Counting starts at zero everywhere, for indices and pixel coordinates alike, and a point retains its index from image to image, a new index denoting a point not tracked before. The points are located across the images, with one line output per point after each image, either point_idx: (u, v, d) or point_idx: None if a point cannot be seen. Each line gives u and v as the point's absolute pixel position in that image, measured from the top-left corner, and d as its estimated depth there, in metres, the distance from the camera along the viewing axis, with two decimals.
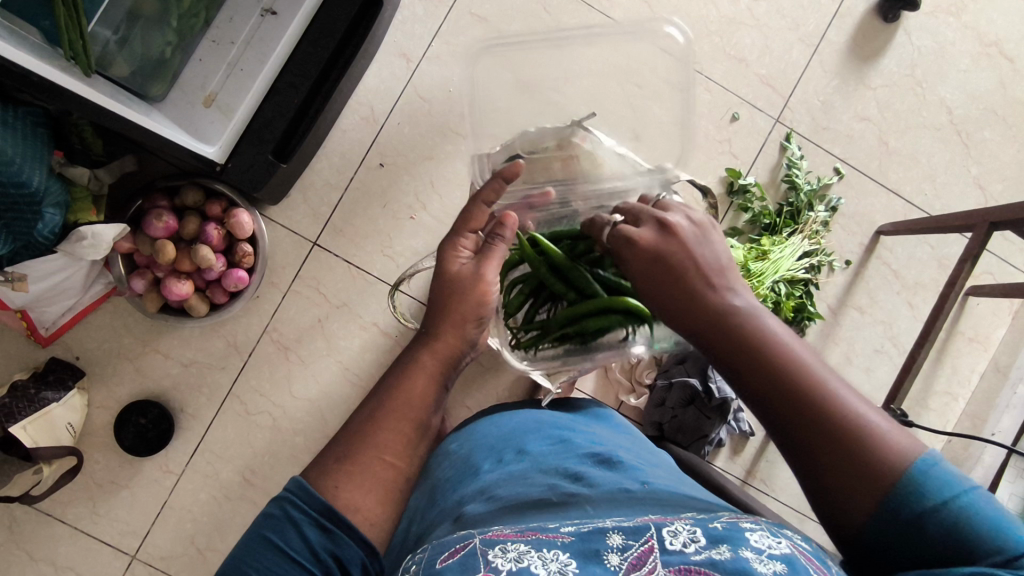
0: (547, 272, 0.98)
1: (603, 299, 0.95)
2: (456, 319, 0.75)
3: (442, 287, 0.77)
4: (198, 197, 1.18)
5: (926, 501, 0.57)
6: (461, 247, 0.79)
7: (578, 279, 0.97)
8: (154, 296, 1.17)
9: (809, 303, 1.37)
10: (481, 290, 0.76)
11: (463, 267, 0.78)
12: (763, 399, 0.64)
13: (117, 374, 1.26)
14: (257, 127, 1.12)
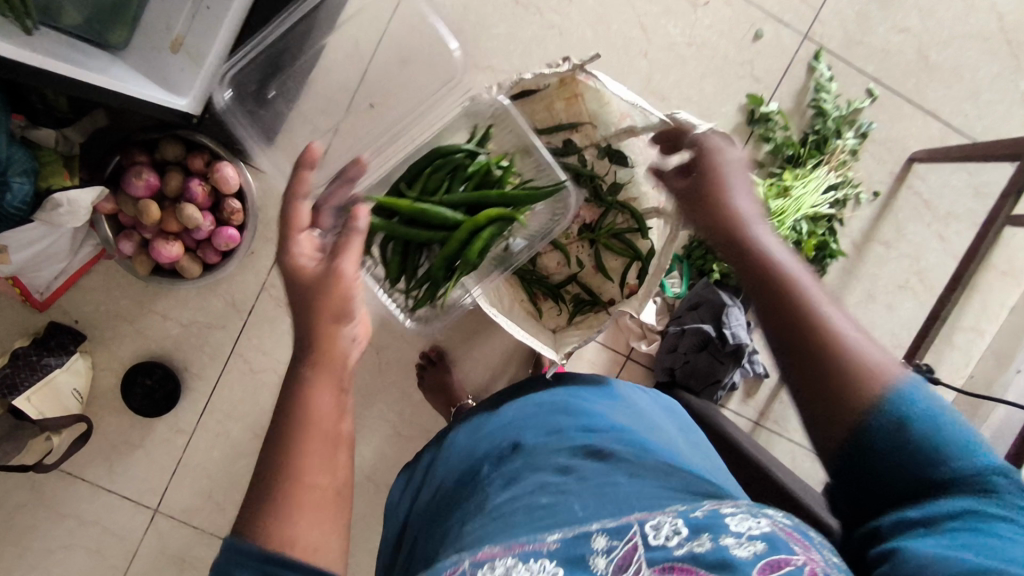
0: (401, 226, 0.93)
1: (466, 223, 0.93)
2: (327, 323, 0.63)
3: (299, 297, 0.65)
4: (177, 151, 1.11)
5: (903, 426, 0.58)
6: (304, 251, 0.67)
7: (435, 216, 0.93)
8: (142, 259, 1.12)
9: (832, 240, 1.29)
10: (341, 279, 0.64)
11: (310, 262, 0.67)
12: (766, 314, 0.68)
13: (118, 337, 1.24)
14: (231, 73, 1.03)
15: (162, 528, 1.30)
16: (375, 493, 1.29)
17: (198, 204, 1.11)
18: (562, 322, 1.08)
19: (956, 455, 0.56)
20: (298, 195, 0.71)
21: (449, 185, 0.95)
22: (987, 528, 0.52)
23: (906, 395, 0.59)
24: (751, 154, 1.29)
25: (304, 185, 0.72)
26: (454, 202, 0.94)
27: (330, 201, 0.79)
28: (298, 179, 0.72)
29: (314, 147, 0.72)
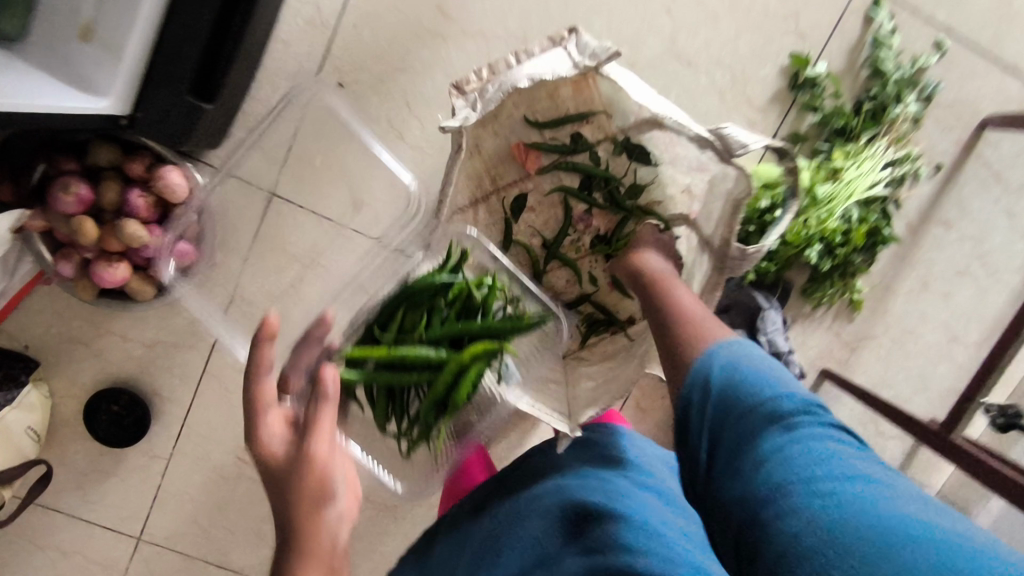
0: (377, 374, 0.78)
1: (452, 363, 0.77)
2: (306, 514, 0.62)
3: (274, 486, 0.64)
4: (111, 155, 0.93)
5: (725, 392, 0.67)
6: (274, 436, 0.65)
7: (415, 355, 0.78)
8: (83, 283, 0.96)
9: (886, 225, 1.11)
10: (314, 465, 0.63)
11: (282, 446, 0.65)
12: (670, 351, 0.74)
13: (74, 361, 1.11)
14: (162, 64, 0.84)
15: (148, 557, 1.21)
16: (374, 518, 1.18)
17: (142, 218, 0.94)
18: (574, 346, 0.94)
19: (766, 402, 0.65)
20: (259, 372, 0.67)
21: (426, 320, 0.81)
22: (797, 461, 0.61)
23: (716, 355, 0.70)
24: (794, 126, 1.09)
25: (265, 362, 0.67)
26: (437, 336, 0.80)
27: (298, 365, 0.75)
28: (253, 360, 0.67)
29: (270, 319, 0.67)
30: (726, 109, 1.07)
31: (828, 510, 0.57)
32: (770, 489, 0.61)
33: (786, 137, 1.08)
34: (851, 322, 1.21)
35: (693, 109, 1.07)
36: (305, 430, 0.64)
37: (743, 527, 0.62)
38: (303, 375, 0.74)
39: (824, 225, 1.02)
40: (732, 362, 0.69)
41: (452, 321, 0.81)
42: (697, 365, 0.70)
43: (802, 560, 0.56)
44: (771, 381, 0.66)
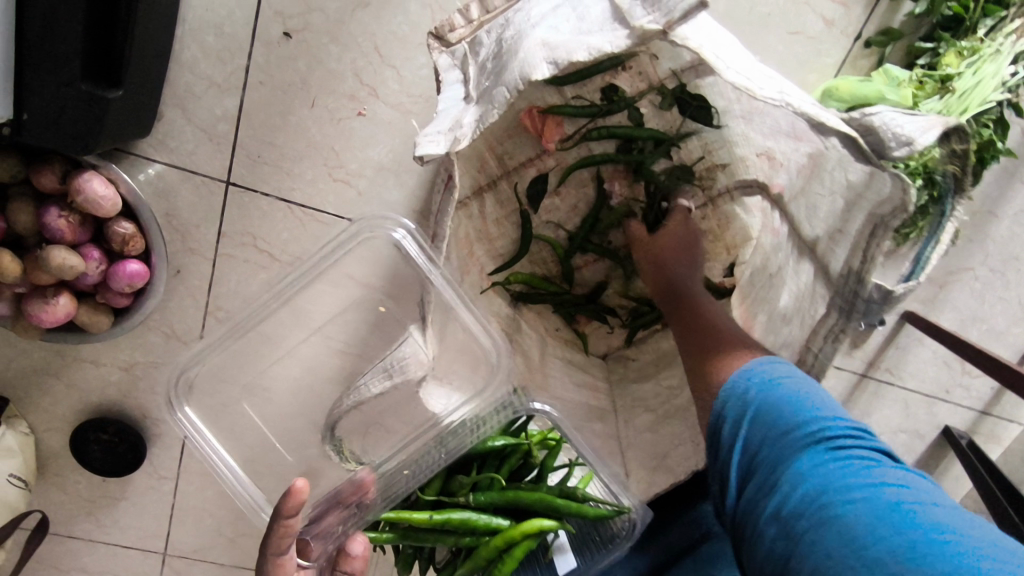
0: (412, 537, 0.74)
1: (500, 537, 0.73)
2: None
3: None
4: (13, 167, 0.73)
5: (764, 420, 0.58)
6: None
7: (455, 523, 0.73)
8: (23, 323, 0.80)
9: (1000, 138, 0.88)
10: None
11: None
12: (701, 374, 0.66)
13: (46, 394, 0.97)
14: (37, 43, 0.63)
15: (179, 569, 1.14)
16: None
17: (71, 241, 0.76)
18: (616, 344, 0.82)
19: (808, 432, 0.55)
20: (279, 551, 0.62)
21: (477, 484, 0.76)
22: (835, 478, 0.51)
23: (757, 379, 0.60)
24: (883, 23, 0.83)
25: (285, 537, 0.61)
26: (490, 505, 0.75)
27: (323, 528, 0.69)
28: (282, 530, 0.61)
29: (297, 492, 0.59)
30: (795, 8, 0.81)
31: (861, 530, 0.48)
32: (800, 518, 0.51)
33: (874, 37, 0.82)
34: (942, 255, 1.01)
35: (750, 15, 0.81)
36: None
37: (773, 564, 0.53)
38: (323, 538, 0.69)
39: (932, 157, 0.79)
40: (768, 385, 0.59)
41: (505, 487, 0.76)
42: (739, 397, 0.60)
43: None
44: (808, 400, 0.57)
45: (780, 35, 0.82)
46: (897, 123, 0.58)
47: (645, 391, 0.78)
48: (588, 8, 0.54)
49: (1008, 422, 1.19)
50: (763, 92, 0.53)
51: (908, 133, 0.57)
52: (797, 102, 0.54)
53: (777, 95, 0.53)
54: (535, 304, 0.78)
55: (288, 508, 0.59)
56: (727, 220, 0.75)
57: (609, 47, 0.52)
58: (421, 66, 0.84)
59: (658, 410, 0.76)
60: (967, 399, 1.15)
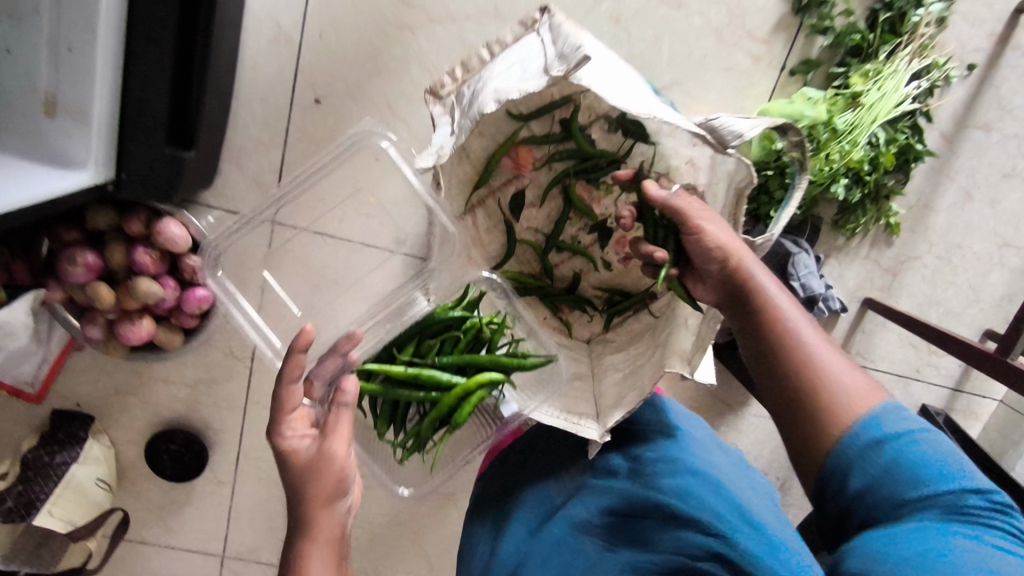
0: (389, 391, 0.83)
1: (458, 387, 0.83)
2: (319, 505, 0.66)
3: (289, 479, 0.67)
4: (110, 218, 0.93)
5: (885, 472, 0.63)
6: (297, 436, 0.69)
7: (426, 377, 0.83)
8: (114, 343, 0.99)
9: (918, 141, 1.03)
10: (336, 460, 0.68)
11: (305, 441, 0.69)
12: (792, 406, 0.69)
13: (125, 410, 1.15)
14: (132, 120, 0.83)
15: (236, 569, 1.29)
16: (437, 504, 1.20)
17: (153, 273, 0.95)
18: (598, 330, 0.93)
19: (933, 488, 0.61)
20: (290, 378, 0.70)
21: (443, 347, 0.86)
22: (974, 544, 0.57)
23: (871, 425, 0.65)
24: (802, 54, 1.00)
25: (297, 365, 0.70)
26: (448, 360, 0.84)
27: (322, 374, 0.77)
28: (294, 358, 0.70)
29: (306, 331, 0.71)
30: (726, 47, 0.99)
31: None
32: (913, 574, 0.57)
33: (797, 66, 0.99)
34: (890, 246, 1.15)
35: (690, 56, 0.99)
36: (327, 429, 0.69)
37: None
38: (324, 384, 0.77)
39: (851, 160, 0.94)
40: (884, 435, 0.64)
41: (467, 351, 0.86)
42: (846, 442, 0.65)
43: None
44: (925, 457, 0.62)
45: (717, 70, 1.00)
46: (733, 123, 0.68)
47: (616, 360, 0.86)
48: (530, 65, 0.70)
49: (982, 398, 1.28)
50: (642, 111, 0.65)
51: (741, 128, 0.67)
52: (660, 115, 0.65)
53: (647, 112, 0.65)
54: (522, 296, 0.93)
55: (302, 343, 0.70)
56: None
57: (531, 87, 0.67)
58: (424, 117, 1.03)
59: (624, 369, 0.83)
60: (937, 377, 1.26)
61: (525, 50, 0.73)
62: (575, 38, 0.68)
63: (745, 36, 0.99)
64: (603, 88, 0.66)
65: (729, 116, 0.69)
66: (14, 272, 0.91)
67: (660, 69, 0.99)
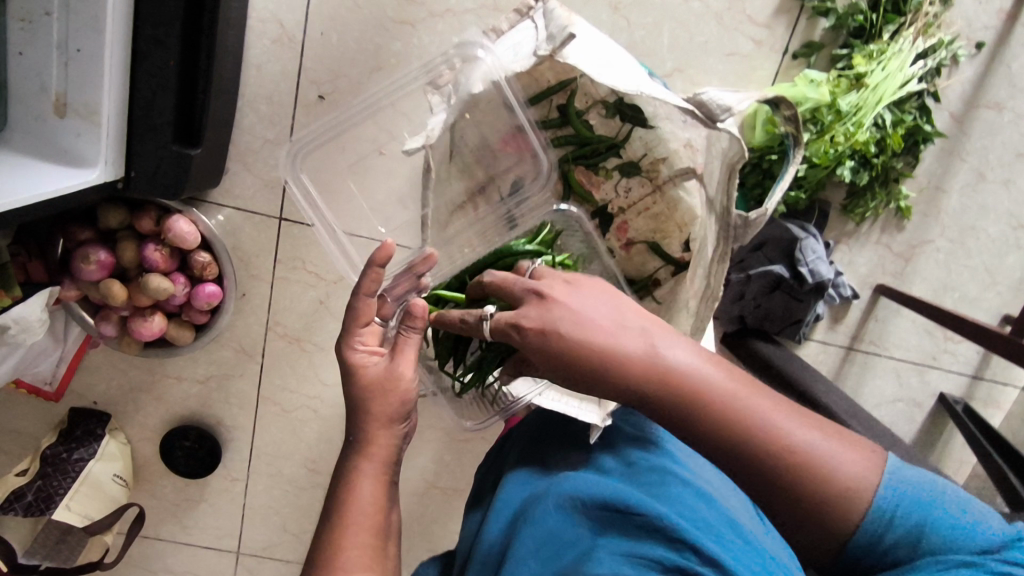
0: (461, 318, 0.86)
1: None
2: (379, 422, 0.68)
3: (353, 390, 0.70)
4: (121, 216, 0.95)
5: (899, 543, 0.54)
6: (368, 348, 0.72)
7: None
8: (126, 339, 1.01)
9: (926, 122, 1.02)
10: (401, 378, 0.70)
11: (376, 355, 0.72)
12: (778, 508, 0.57)
13: (141, 408, 1.17)
14: (141, 119, 0.85)
15: (250, 565, 1.30)
16: (447, 499, 1.20)
17: (163, 269, 0.97)
18: None
19: (954, 553, 0.52)
20: (368, 291, 0.74)
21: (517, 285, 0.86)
22: None
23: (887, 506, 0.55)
24: (804, 37, 0.99)
25: (374, 279, 0.74)
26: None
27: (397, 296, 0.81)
28: (375, 270, 0.74)
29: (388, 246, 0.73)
30: (728, 33, 0.98)
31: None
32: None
33: (799, 50, 0.99)
34: (902, 231, 1.12)
35: (690, 42, 0.99)
36: (396, 348, 0.72)
37: None
38: (397, 302, 0.81)
39: (856, 141, 0.93)
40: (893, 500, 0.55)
41: None
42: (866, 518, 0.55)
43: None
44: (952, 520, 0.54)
45: (719, 56, 0.99)
46: (721, 97, 0.65)
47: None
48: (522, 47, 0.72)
49: (1003, 386, 1.25)
50: (628, 86, 0.66)
51: (729, 102, 0.65)
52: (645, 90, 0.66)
53: (634, 89, 0.66)
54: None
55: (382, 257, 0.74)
56: (675, 203, 0.83)
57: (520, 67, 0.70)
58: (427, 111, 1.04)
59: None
60: (956, 365, 1.23)
61: (520, 36, 0.75)
62: (565, 19, 0.68)
63: (746, 21, 0.98)
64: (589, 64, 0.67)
65: (717, 89, 0.67)
66: (31, 270, 0.93)
67: (661, 56, 0.99)
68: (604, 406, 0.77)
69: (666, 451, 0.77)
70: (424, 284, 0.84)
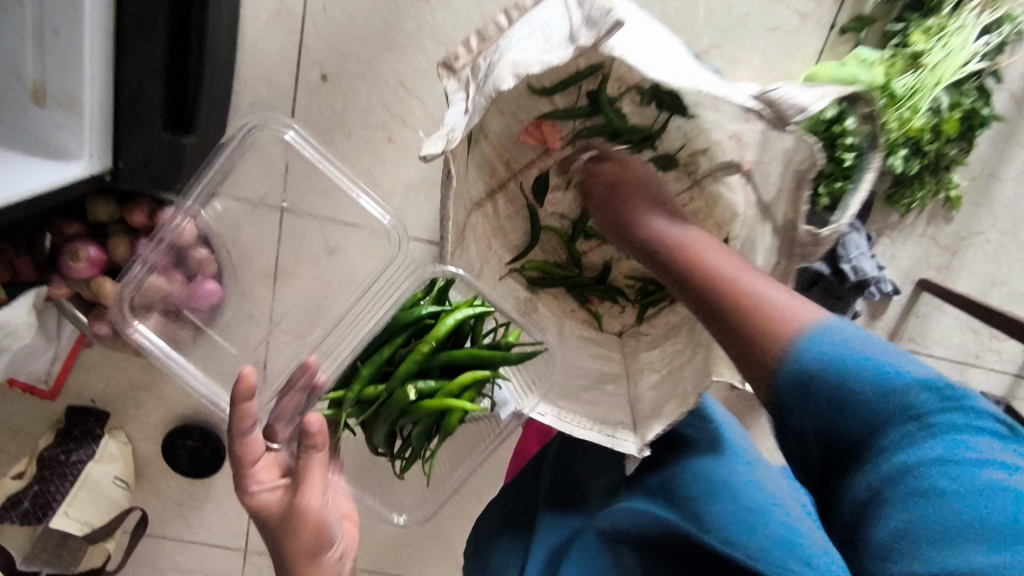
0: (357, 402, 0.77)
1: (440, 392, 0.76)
2: (307, 560, 0.61)
3: (268, 533, 0.62)
4: (111, 210, 0.88)
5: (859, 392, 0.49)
6: (268, 486, 0.62)
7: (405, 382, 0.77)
8: (123, 340, 0.95)
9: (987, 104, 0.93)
10: (309, 516, 0.60)
11: (275, 494, 0.62)
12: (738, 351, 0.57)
13: (141, 406, 1.12)
14: (128, 105, 0.78)
15: (257, 566, 1.27)
16: (462, 501, 1.15)
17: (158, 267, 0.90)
18: (629, 322, 0.84)
19: (922, 410, 0.47)
20: (245, 431, 0.61)
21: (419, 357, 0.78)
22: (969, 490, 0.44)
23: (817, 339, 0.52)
24: (854, 10, 0.90)
25: (248, 412, 0.61)
26: (430, 350, 0.77)
27: (283, 416, 0.69)
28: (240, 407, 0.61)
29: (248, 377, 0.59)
30: (770, 6, 0.89)
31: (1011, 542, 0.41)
32: (909, 510, 0.45)
33: (848, 24, 0.90)
34: (950, 222, 1.05)
35: (728, 16, 0.90)
36: (296, 477, 0.61)
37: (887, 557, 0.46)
38: (289, 425, 0.70)
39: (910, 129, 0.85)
40: (834, 351, 0.51)
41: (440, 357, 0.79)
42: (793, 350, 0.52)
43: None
44: (915, 377, 0.48)
45: (760, 31, 0.91)
46: (794, 95, 0.58)
47: (653, 357, 0.78)
48: (553, 30, 0.62)
49: None
50: (689, 84, 0.58)
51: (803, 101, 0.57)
52: (706, 88, 0.58)
53: (688, 84, 0.58)
54: (551, 287, 0.85)
55: (244, 392, 0.59)
56: (714, 201, 0.76)
57: (554, 59, 0.60)
58: (440, 93, 0.96)
59: (662, 369, 0.75)
60: (999, 363, 1.16)
61: (548, 14, 0.65)
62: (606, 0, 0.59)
63: None
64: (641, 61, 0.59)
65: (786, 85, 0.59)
66: (19, 268, 0.87)
67: (695, 32, 0.90)
68: (643, 434, 0.70)
69: (721, 466, 0.73)
70: (315, 393, 0.73)
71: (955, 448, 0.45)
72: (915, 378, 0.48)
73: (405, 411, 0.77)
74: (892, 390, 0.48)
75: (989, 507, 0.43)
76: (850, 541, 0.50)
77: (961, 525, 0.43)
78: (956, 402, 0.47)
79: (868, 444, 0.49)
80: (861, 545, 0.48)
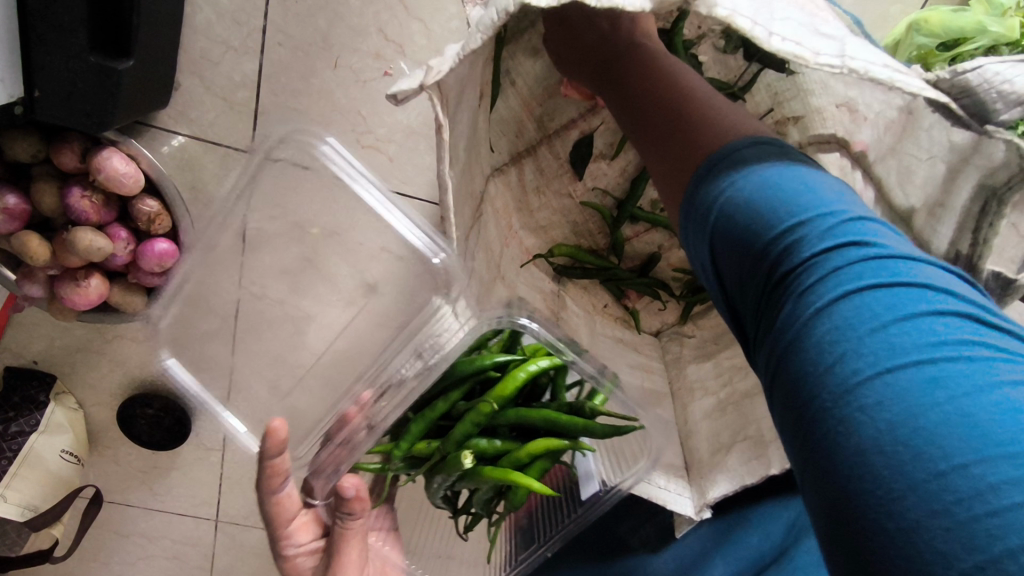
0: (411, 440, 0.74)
1: (511, 455, 0.73)
2: None
3: None
4: (33, 147, 0.70)
5: (815, 235, 0.42)
6: (301, 543, 0.73)
7: (483, 449, 0.73)
8: (58, 305, 0.78)
9: None
10: None
11: (310, 557, 0.73)
12: (672, 140, 0.54)
13: (94, 369, 0.97)
14: (39, 13, 0.60)
15: (231, 535, 1.09)
16: None
17: (96, 222, 0.73)
18: (670, 321, 0.86)
19: (868, 259, 0.40)
20: (272, 490, 0.70)
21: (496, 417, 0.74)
22: (909, 341, 0.36)
23: (775, 172, 0.46)
24: None
25: (279, 470, 0.69)
26: (498, 406, 0.73)
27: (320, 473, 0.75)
28: (271, 469, 0.69)
29: (275, 433, 0.66)
30: None
31: (990, 418, 0.33)
32: (870, 383, 0.36)
33: None
34: None
35: None
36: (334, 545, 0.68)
37: (809, 411, 0.38)
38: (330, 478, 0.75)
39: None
40: (772, 175, 0.46)
41: (519, 420, 0.74)
42: (740, 173, 0.47)
43: (993, 516, 0.31)
44: (858, 220, 0.42)
45: None
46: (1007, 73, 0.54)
47: (705, 373, 0.81)
48: None
49: None
50: (856, 63, 0.47)
51: (1021, 86, 0.54)
52: (877, 71, 0.48)
53: (835, 58, 0.47)
54: (580, 278, 0.84)
55: (271, 447, 0.67)
56: None
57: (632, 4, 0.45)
58: (450, 18, 0.78)
59: (721, 394, 0.79)
60: None
61: None
62: None
63: None
64: (776, 26, 0.47)
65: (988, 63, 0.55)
66: None
67: None
68: (701, 493, 0.77)
69: None
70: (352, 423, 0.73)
71: (921, 299, 0.38)
72: (853, 219, 0.42)
73: (465, 475, 0.73)
74: (829, 222, 0.42)
75: (963, 374, 0.34)
76: (801, 435, 0.39)
77: (931, 398, 0.34)
78: (901, 256, 0.40)
79: (803, 301, 0.41)
80: (813, 436, 0.38)
